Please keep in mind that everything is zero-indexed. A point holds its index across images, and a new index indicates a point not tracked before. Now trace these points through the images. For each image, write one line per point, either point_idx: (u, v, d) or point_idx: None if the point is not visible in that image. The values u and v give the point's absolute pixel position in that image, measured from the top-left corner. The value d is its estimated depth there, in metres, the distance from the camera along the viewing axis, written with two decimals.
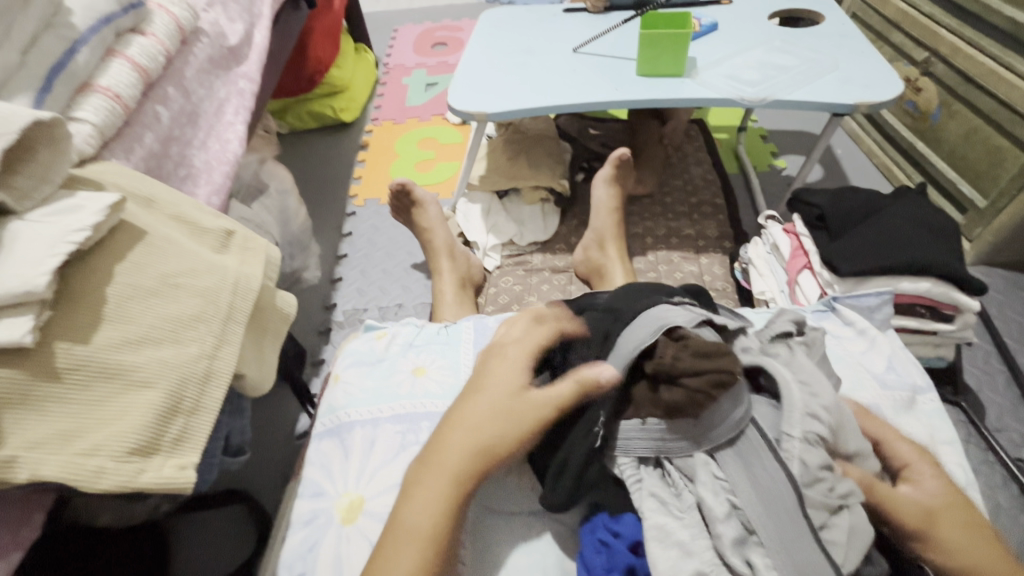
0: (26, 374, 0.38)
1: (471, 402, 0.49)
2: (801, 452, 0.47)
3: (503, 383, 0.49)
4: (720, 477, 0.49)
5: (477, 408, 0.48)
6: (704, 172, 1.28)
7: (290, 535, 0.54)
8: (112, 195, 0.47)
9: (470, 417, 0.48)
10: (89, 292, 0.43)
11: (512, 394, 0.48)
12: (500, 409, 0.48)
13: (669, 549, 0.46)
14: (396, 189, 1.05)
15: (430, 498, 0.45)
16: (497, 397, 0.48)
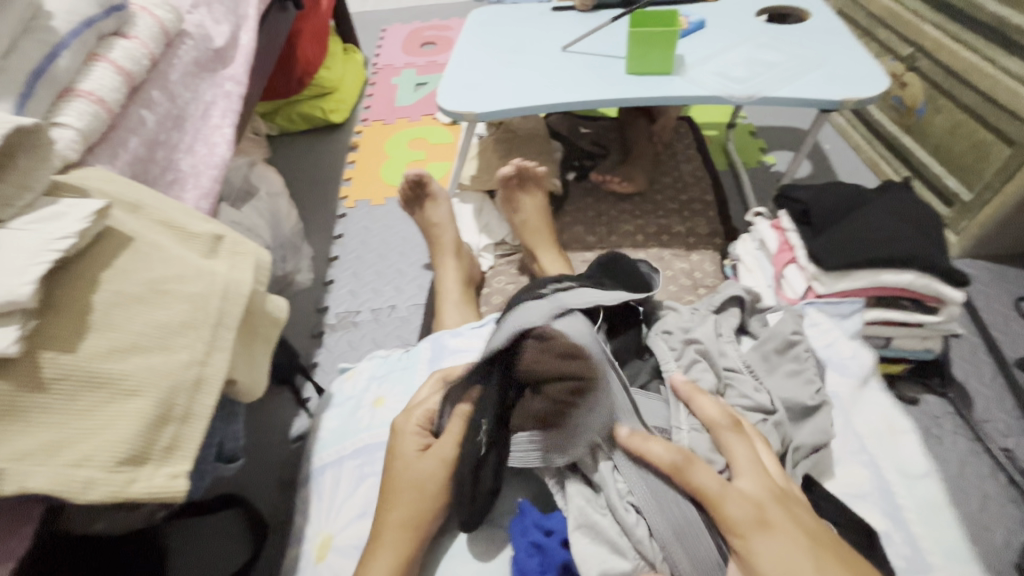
0: (11, 386, 0.38)
1: (394, 483, 0.53)
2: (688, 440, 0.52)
3: (416, 461, 0.53)
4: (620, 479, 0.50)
5: (402, 491, 0.52)
6: (694, 169, 1.29)
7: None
8: (97, 201, 0.47)
9: (398, 496, 0.52)
10: (75, 301, 0.43)
11: (431, 463, 0.52)
12: (420, 480, 0.52)
13: (597, 546, 0.47)
14: (413, 180, 1.07)
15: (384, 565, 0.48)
16: (412, 471, 0.53)
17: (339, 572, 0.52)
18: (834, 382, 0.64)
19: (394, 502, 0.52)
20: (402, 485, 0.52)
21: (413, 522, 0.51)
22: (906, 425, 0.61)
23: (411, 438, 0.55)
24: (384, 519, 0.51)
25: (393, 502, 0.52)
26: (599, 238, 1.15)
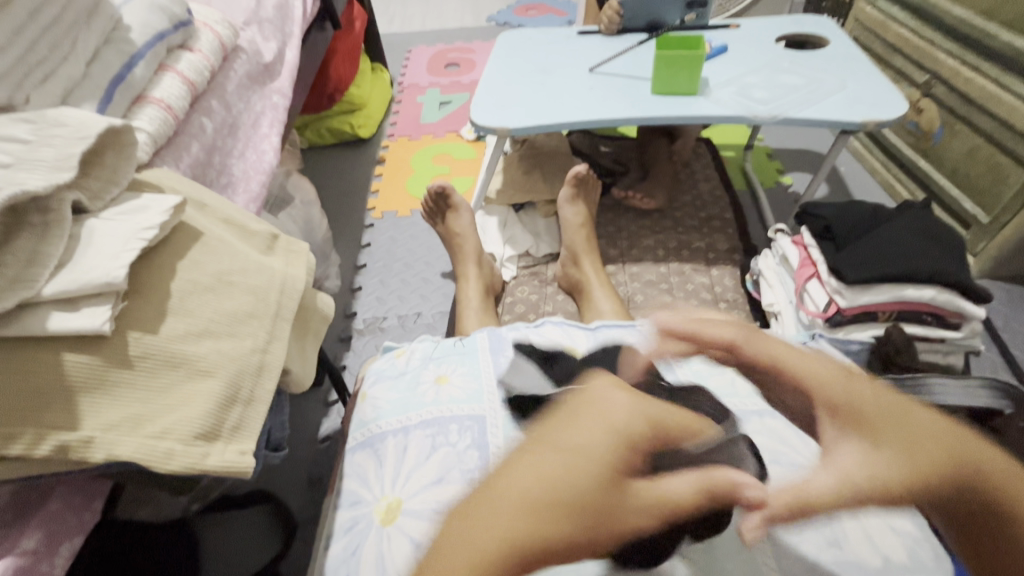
0: (101, 361, 0.41)
1: (860, 408, 0.32)
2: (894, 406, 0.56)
3: (595, 425, 0.33)
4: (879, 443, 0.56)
5: (556, 446, 0.32)
6: (713, 188, 1.32)
7: (337, 547, 0.55)
8: (174, 197, 0.50)
9: (518, 485, 0.30)
10: (156, 287, 0.46)
11: (623, 442, 0.33)
12: (595, 457, 0.31)
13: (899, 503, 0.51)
14: (435, 192, 1.10)
15: (478, 554, 0.28)
16: (592, 448, 0.32)
17: (413, 535, 0.52)
18: None
19: (495, 496, 0.31)
20: (870, 435, 0.31)
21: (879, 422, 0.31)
22: None
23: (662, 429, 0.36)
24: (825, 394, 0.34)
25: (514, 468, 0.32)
26: (620, 251, 1.18)
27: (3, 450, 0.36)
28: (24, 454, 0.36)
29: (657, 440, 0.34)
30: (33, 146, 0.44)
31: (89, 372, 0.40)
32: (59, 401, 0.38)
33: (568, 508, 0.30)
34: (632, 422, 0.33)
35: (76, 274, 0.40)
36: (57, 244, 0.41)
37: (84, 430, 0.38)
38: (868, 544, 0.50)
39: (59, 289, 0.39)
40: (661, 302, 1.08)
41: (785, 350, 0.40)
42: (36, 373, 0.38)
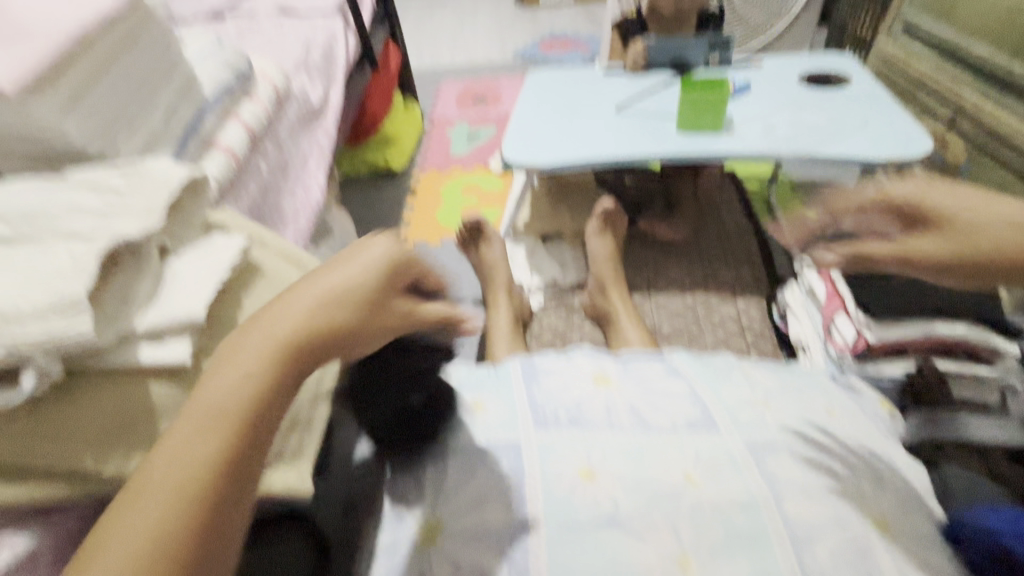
0: (181, 389, 0.45)
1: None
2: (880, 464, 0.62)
3: (355, 267, 0.44)
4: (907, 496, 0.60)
5: (303, 292, 0.41)
6: (737, 220, 1.35)
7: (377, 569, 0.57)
8: (242, 238, 0.55)
9: (268, 311, 0.40)
10: (227, 321, 0.50)
11: (346, 292, 0.42)
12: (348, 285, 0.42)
13: (933, 548, 0.55)
14: (471, 225, 1.15)
15: (232, 375, 0.36)
16: (348, 280, 0.42)
17: (453, 559, 0.55)
18: (882, 447, 0.66)
19: (262, 324, 0.39)
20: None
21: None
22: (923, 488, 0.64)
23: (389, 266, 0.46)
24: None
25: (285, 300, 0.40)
26: (646, 282, 1.21)
27: (98, 469, 0.40)
28: (115, 474, 0.41)
29: (410, 271, 0.48)
30: (126, 195, 0.50)
31: (172, 398, 0.44)
32: (145, 425, 0.42)
33: (330, 326, 0.40)
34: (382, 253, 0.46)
35: (163, 311, 0.45)
36: (145, 283, 0.46)
37: None
38: None
39: (149, 324, 0.44)
40: (688, 333, 1.09)
41: None
42: (127, 399, 0.42)
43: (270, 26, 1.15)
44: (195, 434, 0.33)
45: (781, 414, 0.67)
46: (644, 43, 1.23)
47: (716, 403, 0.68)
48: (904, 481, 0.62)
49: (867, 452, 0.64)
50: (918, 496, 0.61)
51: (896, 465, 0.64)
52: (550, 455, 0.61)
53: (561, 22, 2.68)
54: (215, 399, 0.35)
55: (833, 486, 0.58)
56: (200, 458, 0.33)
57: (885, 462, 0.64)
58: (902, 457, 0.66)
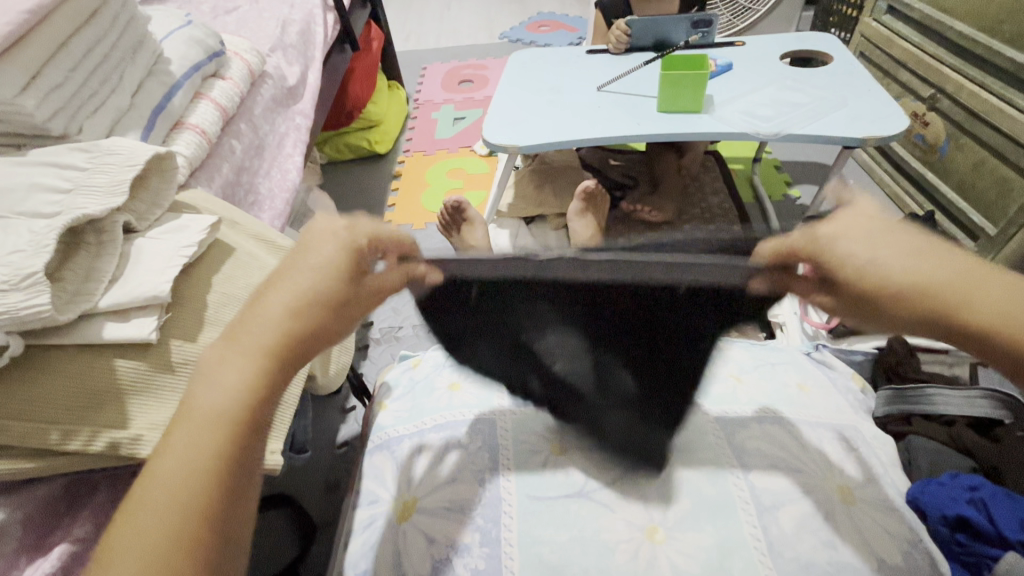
0: (148, 366, 0.45)
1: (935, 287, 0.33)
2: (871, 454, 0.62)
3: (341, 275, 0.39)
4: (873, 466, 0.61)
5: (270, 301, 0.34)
6: (720, 201, 1.36)
7: (356, 542, 0.59)
8: (210, 217, 0.55)
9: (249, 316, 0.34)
10: (195, 299, 0.50)
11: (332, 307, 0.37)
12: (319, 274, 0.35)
13: (896, 512, 0.56)
14: (451, 206, 1.14)
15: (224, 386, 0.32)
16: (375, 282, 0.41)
17: (425, 530, 0.55)
18: (852, 419, 0.67)
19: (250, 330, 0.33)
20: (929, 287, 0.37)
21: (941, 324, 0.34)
22: (890, 460, 0.65)
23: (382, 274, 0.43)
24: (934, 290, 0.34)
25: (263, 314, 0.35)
26: None
27: (64, 445, 0.40)
28: (81, 449, 0.41)
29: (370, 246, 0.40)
30: (89, 173, 0.49)
31: (138, 376, 0.44)
32: (110, 401, 0.43)
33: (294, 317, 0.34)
34: (338, 232, 0.38)
35: (128, 289, 0.45)
36: (110, 261, 0.46)
37: (133, 429, 0.42)
38: (862, 544, 0.52)
39: (114, 301, 0.44)
40: None
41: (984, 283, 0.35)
42: (92, 377, 0.43)
43: (245, 5, 1.12)
44: (171, 449, 0.30)
45: (753, 388, 0.69)
46: (626, 21, 1.21)
47: None
48: (872, 450, 0.63)
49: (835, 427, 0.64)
50: (884, 464, 0.62)
51: (864, 435, 0.65)
52: (522, 428, 0.62)
53: (550, 1, 2.64)
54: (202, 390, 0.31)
55: (800, 456, 0.59)
56: (195, 471, 0.30)
57: (855, 432, 0.65)
58: (871, 431, 0.67)
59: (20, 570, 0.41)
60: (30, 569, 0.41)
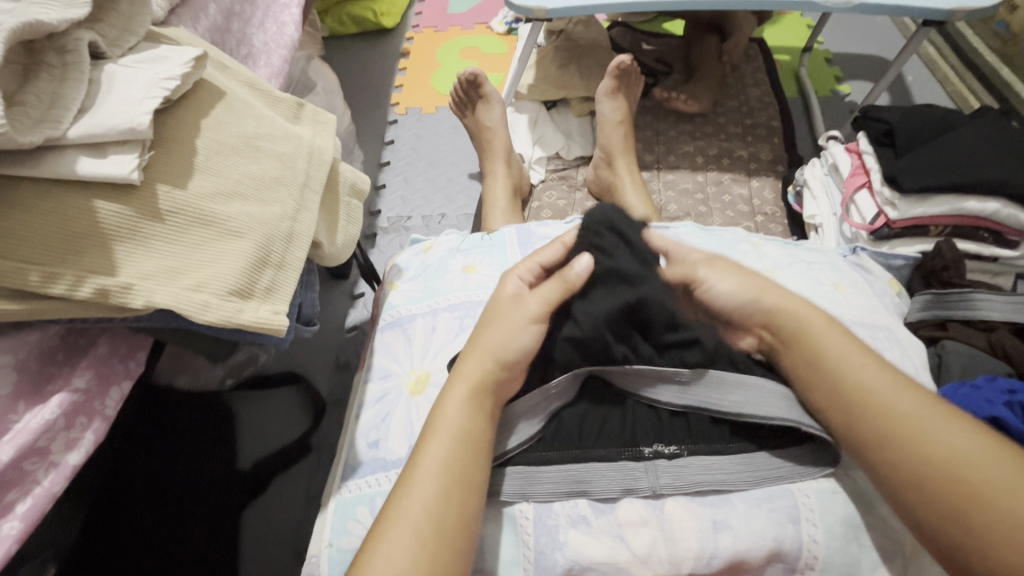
0: (133, 211, 0.40)
1: (867, 393, 0.48)
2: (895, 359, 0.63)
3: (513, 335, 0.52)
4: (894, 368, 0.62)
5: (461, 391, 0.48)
6: (761, 94, 1.23)
7: (366, 413, 0.61)
8: (194, 50, 0.47)
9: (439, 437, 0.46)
10: (182, 143, 0.44)
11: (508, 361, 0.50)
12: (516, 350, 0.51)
13: None
14: (467, 79, 1.04)
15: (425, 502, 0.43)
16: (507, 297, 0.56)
17: None
18: (886, 319, 0.68)
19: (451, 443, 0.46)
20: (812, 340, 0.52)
21: (902, 463, 0.45)
22: (920, 361, 0.65)
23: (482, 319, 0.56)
24: (870, 403, 0.47)
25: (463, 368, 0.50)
26: (656, 157, 1.12)
27: (47, 288, 0.37)
28: (67, 295, 0.37)
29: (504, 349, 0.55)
30: None
31: (123, 221, 0.40)
32: (94, 246, 0.38)
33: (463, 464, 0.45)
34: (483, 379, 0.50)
35: (100, 118, 0.38)
36: (78, 87, 0.39)
37: (121, 277, 0.39)
38: None
39: (84, 132, 0.38)
40: (695, 212, 1.04)
41: (835, 344, 0.51)
42: (71, 217, 0.38)
43: None
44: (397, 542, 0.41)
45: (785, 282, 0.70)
46: None
47: None
48: (905, 351, 0.65)
49: (870, 324, 0.66)
50: (916, 365, 0.64)
51: (896, 335, 0.66)
52: None
53: None
54: (426, 494, 0.43)
55: None
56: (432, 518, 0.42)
57: (889, 332, 0.67)
58: (906, 335, 0.67)
59: (18, 416, 0.39)
60: (29, 417, 0.39)
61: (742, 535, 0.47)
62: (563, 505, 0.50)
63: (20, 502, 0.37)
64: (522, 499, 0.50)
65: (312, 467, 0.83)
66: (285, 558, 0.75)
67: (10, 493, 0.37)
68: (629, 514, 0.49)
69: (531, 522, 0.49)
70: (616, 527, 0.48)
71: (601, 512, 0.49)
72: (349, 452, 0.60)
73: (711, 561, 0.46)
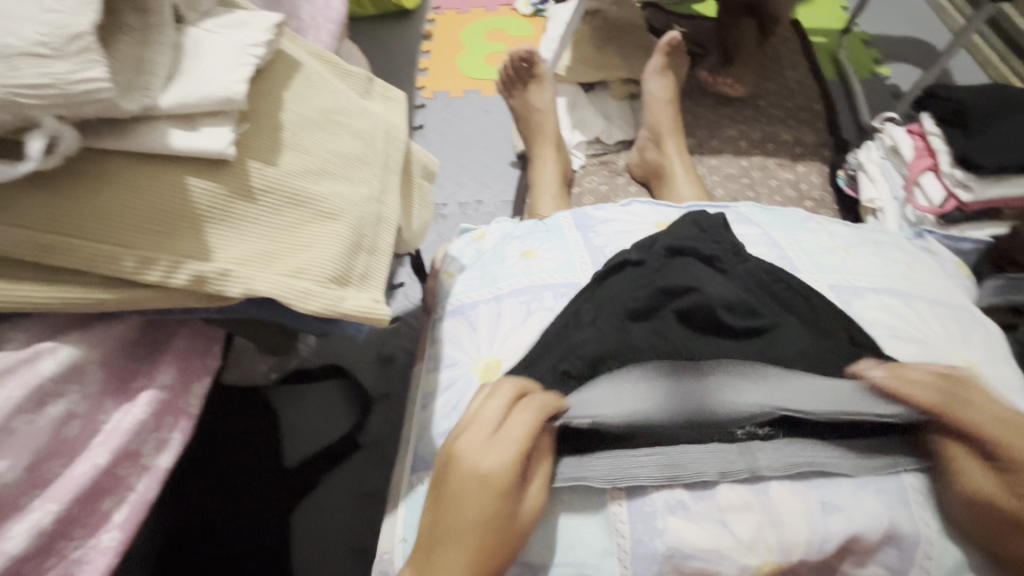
0: (225, 190, 0.36)
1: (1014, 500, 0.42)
2: (983, 335, 0.60)
3: (470, 488, 0.41)
4: (987, 346, 0.59)
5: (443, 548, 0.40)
6: (801, 77, 1.20)
7: (433, 404, 0.59)
8: (274, 16, 0.43)
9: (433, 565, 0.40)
10: (268, 117, 0.40)
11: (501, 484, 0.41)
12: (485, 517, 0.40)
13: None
14: (520, 57, 1.01)
15: None
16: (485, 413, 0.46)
17: None
18: (964, 297, 0.65)
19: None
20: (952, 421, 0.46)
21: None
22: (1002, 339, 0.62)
23: (451, 435, 0.47)
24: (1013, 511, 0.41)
25: (448, 478, 0.43)
26: (699, 141, 1.09)
27: (142, 275, 0.33)
28: (162, 282, 0.33)
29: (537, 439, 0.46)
30: None
31: (215, 200, 0.36)
32: (188, 227, 0.35)
33: None
34: (477, 494, 0.41)
35: (192, 85, 0.35)
36: (164, 52, 0.36)
37: (218, 263, 0.35)
38: None
39: (176, 101, 0.34)
40: (743, 198, 1.01)
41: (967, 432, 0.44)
42: (163, 197, 0.34)
43: None
44: None
45: (860, 260, 0.67)
46: None
47: (795, 248, 0.67)
48: (988, 329, 0.62)
49: (951, 302, 0.63)
50: (1002, 344, 0.61)
51: (978, 314, 0.63)
52: None
53: None
54: None
55: (920, 328, 0.58)
56: None
57: (970, 309, 0.63)
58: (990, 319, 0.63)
59: (106, 416, 0.35)
60: (117, 417, 0.35)
61: (855, 516, 0.43)
62: (659, 489, 0.45)
63: (115, 511, 0.35)
64: (612, 484, 0.45)
65: (363, 463, 0.80)
66: (340, 552, 0.73)
67: (105, 501, 0.34)
68: (730, 497, 0.45)
69: (625, 509, 0.45)
70: (718, 511, 0.44)
71: (700, 496, 0.45)
72: (418, 446, 0.57)
73: (823, 545, 0.43)
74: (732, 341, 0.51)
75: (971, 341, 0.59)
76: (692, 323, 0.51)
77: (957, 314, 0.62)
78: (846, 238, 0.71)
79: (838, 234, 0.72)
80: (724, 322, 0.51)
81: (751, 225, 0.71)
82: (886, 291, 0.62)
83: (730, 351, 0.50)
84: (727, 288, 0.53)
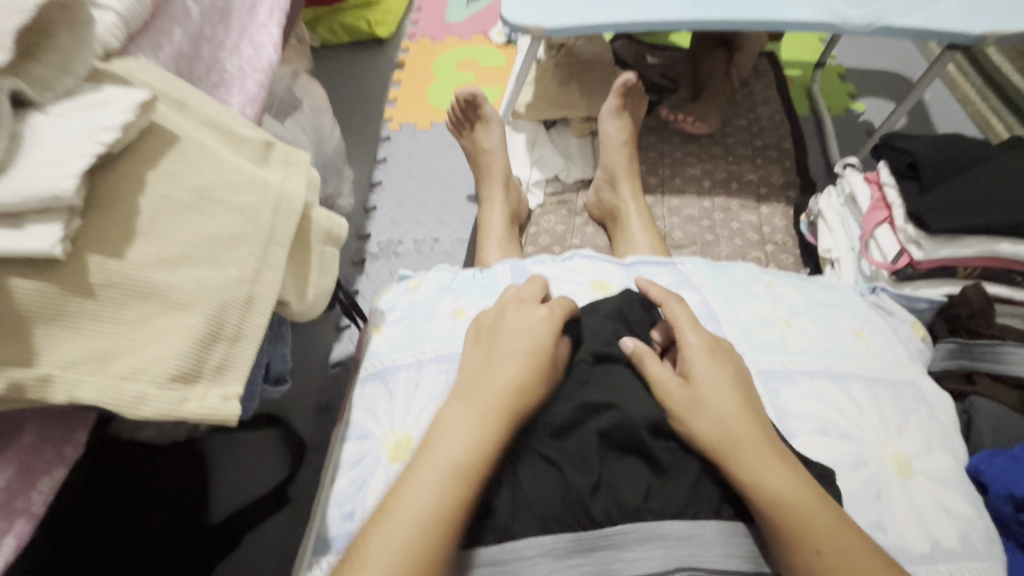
0: (58, 288, 0.35)
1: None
2: (925, 419, 0.57)
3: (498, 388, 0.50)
4: (928, 431, 0.56)
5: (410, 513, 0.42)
6: (772, 113, 1.17)
7: (341, 478, 0.56)
8: (143, 92, 0.41)
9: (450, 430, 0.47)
10: (122, 202, 0.39)
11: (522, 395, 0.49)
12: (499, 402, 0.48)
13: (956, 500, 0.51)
14: (464, 100, 0.99)
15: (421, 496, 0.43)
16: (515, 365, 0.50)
17: None
18: (911, 372, 0.61)
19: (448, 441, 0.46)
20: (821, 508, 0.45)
21: None
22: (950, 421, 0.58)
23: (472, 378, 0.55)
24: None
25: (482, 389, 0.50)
26: (661, 180, 1.06)
27: None
28: None
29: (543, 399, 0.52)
30: None
31: (44, 300, 0.34)
32: (8, 332, 0.33)
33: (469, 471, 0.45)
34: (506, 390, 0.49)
35: (15, 183, 0.33)
36: None
37: (40, 368, 0.33)
38: (916, 526, 0.50)
39: None
40: (702, 241, 0.98)
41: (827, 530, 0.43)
42: None
43: None
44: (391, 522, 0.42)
45: (803, 334, 0.62)
46: None
47: (731, 319, 0.63)
48: (932, 412, 0.58)
49: (897, 381, 0.59)
50: (945, 428, 0.57)
51: (924, 392, 0.59)
52: None
53: None
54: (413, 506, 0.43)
55: (852, 419, 0.55)
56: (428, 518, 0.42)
57: (918, 389, 0.59)
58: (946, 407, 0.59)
59: None
60: None
61: None
62: None
63: None
64: None
65: (288, 519, 0.77)
66: None
67: None
68: None
69: None
70: None
71: None
72: (322, 523, 0.55)
73: None
74: (649, 468, 0.48)
75: (910, 430, 0.55)
76: (612, 442, 0.48)
77: (899, 398, 0.58)
78: (794, 301, 0.67)
79: (785, 296, 0.67)
80: (643, 443, 0.48)
81: (692, 288, 0.67)
82: (822, 375, 0.58)
83: (642, 473, 0.47)
84: (645, 402, 0.49)
